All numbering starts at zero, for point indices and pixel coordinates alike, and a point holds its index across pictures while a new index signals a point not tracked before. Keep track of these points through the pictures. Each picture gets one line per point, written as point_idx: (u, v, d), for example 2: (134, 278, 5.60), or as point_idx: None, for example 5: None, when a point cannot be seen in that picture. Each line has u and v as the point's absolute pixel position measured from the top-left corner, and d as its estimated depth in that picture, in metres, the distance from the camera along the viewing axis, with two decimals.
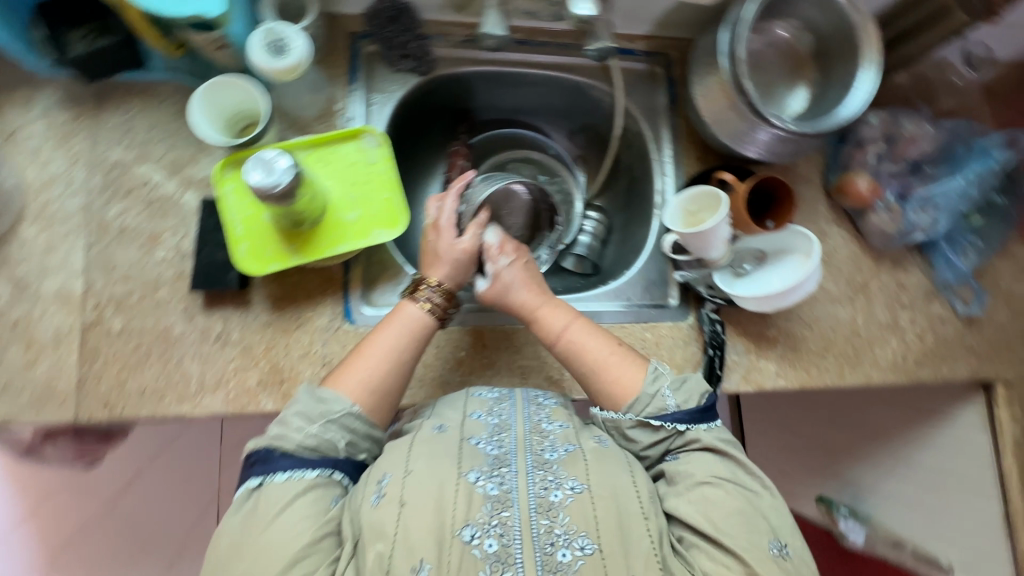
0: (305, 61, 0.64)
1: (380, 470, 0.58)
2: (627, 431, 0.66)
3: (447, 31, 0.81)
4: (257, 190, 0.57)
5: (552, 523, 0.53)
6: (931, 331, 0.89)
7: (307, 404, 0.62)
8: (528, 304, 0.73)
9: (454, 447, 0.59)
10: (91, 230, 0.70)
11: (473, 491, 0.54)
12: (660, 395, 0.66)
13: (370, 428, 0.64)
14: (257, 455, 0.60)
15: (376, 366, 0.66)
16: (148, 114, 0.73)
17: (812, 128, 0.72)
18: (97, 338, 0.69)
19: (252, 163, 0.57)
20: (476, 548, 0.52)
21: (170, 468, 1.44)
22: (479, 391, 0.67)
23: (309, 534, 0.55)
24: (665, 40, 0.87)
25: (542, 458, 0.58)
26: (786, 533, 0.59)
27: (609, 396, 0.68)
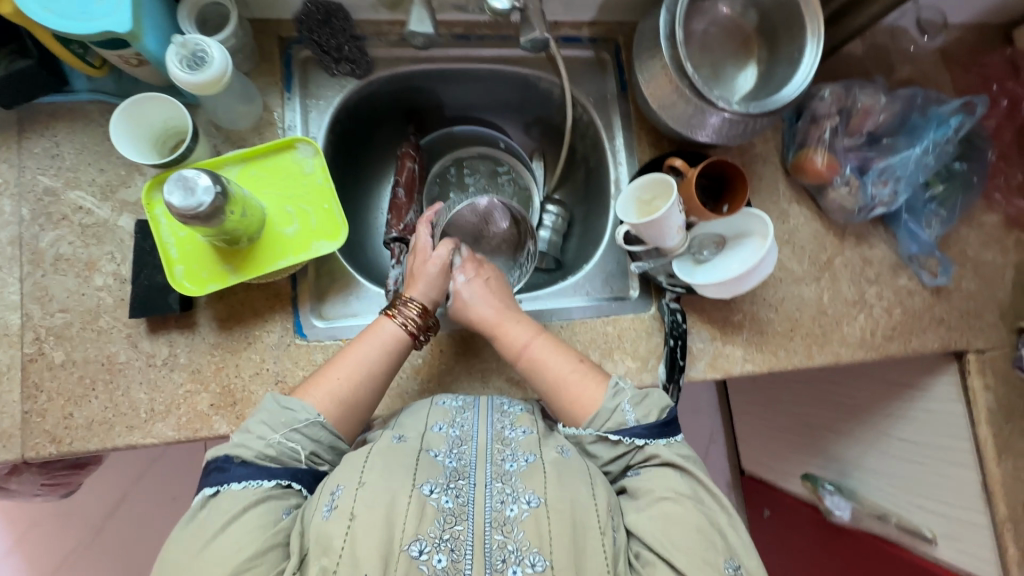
0: (226, 72, 0.62)
1: (332, 483, 0.55)
2: (589, 446, 0.64)
3: (383, 31, 0.79)
4: (178, 212, 0.55)
5: (505, 539, 0.52)
6: (899, 305, 0.88)
7: (272, 414, 0.60)
8: (489, 319, 0.72)
9: (411, 458, 0.57)
10: (26, 261, 0.68)
11: (425, 505, 0.53)
12: (619, 410, 0.64)
13: (337, 440, 0.62)
14: (215, 463, 0.58)
15: (348, 382, 0.64)
16: (75, 138, 0.71)
17: (761, 108, 0.70)
18: (38, 371, 0.67)
19: (173, 184, 0.55)
20: (424, 564, 0.50)
21: (155, 489, 1.43)
22: (444, 399, 0.66)
23: (256, 545, 0.53)
24: (611, 25, 0.85)
25: (501, 469, 0.57)
26: (743, 554, 0.57)
27: (568, 413, 0.66)
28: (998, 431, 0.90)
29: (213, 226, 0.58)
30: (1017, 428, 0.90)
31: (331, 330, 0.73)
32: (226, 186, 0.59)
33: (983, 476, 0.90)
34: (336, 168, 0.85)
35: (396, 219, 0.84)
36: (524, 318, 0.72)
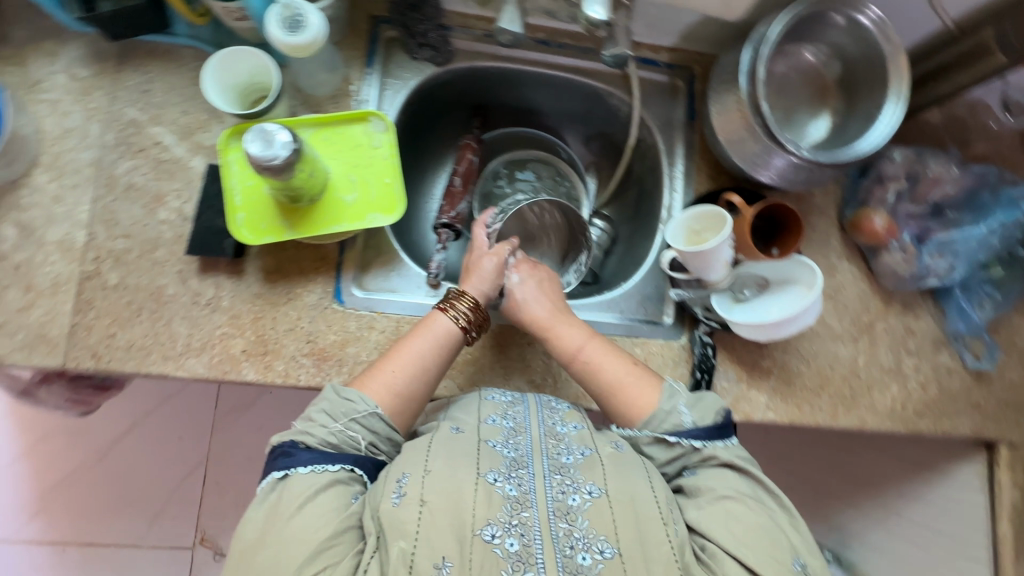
0: (319, 39, 0.64)
1: (399, 470, 0.57)
2: (644, 447, 0.65)
3: (469, 25, 0.81)
4: (254, 160, 0.57)
5: (570, 527, 0.54)
6: (936, 382, 0.86)
7: (333, 404, 0.62)
8: (542, 320, 0.73)
9: (473, 447, 0.59)
10: (100, 183, 0.72)
11: (492, 492, 0.55)
12: (676, 411, 0.66)
13: (392, 432, 0.64)
14: (281, 448, 0.60)
15: (404, 374, 0.66)
16: (167, 78, 0.74)
17: (829, 158, 0.69)
18: (92, 289, 0.70)
19: (251, 135, 0.58)
20: (498, 547, 0.52)
21: (165, 424, 1.48)
22: (492, 394, 0.68)
23: (331, 528, 0.55)
24: (689, 54, 0.85)
25: (559, 462, 0.59)
26: (805, 552, 0.59)
27: (626, 415, 0.68)
28: None
29: (283, 180, 0.61)
30: None
31: (368, 302, 0.75)
32: (301, 145, 0.61)
33: None
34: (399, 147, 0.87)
35: (449, 205, 0.85)
36: (576, 321, 0.74)
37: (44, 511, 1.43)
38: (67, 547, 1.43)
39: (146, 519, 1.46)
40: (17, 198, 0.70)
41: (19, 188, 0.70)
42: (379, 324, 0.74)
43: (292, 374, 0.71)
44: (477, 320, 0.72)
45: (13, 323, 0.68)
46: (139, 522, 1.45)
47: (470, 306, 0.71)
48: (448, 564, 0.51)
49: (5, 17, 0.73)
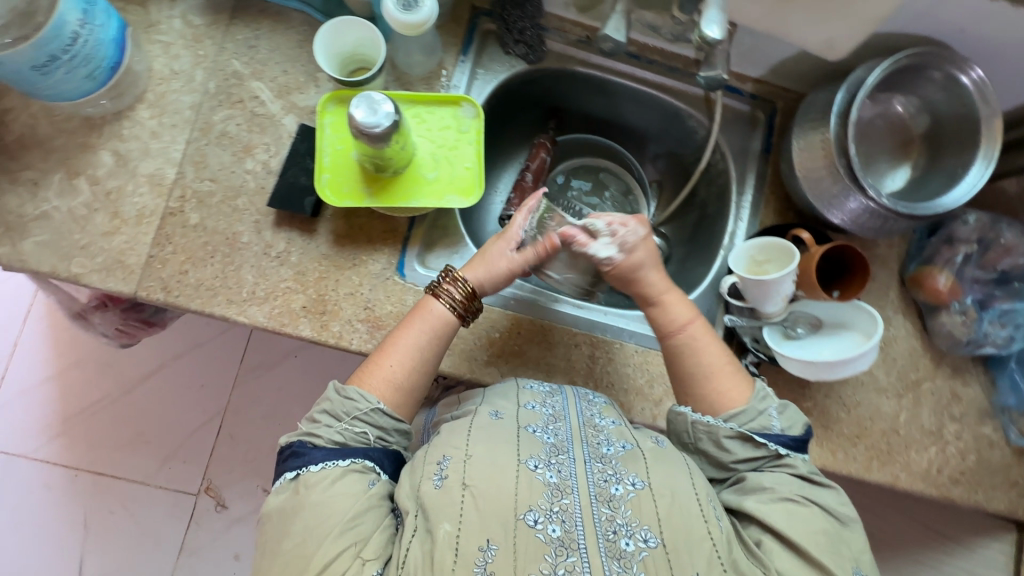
0: (430, 20, 0.67)
1: (439, 452, 0.59)
2: (724, 440, 0.65)
3: (565, 28, 0.83)
4: (358, 125, 0.61)
5: (613, 513, 0.55)
6: (975, 451, 0.84)
7: (336, 404, 0.65)
8: (654, 290, 0.74)
9: (513, 433, 0.60)
10: (196, 127, 0.75)
11: (533, 478, 0.56)
12: (767, 413, 0.66)
13: (398, 424, 0.66)
14: (290, 449, 0.62)
15: (399, 366, 0.67)
16: (273, 38, 0.77)
17: (909, 211, 0.69)
18: (173, 226, 0.73)
19: (358, 101, 0.61)
20: (541, 532, 0.53)
21: (192, 370, 1.52)
22: (529, 383, 0.69)
23: (353, 511, 0.58)
24: (775, 88, 0.86)
25: (599, 451, 0.60)
26: (866, 562, 0.59)
27: (715, 401, 0.68)
28: None
29: (379, 149, 0.64)
30: None
31: (428, 279, 0.76)
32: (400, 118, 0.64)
33: None
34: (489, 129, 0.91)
35: (518, 198, 0.86)
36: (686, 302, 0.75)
37: (65, 434, 1.48)
38: (79, 473, 1.47)
39: (159, 458, 1.49)
40: (118, 130, 0.74)
41: (121, 119, 0.74)
42: None
43: (346, 336, 0.73)
44: (466, 301, 0.71)
45: (96, 246, 0.71)
46: (152, 460, 1.49)
47: (459, 287, 0.70)
48: (493, 546, 0.52)
49: None
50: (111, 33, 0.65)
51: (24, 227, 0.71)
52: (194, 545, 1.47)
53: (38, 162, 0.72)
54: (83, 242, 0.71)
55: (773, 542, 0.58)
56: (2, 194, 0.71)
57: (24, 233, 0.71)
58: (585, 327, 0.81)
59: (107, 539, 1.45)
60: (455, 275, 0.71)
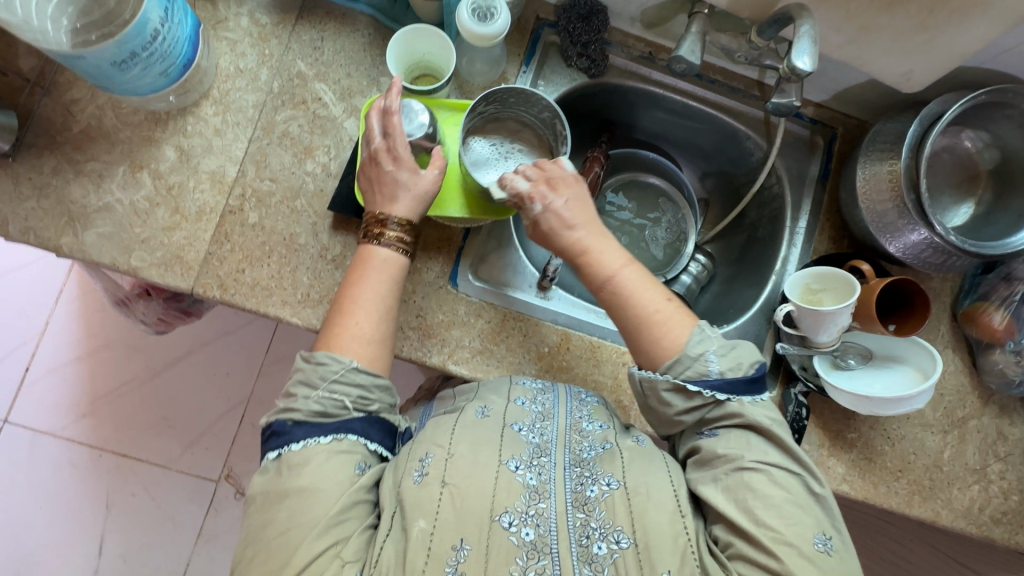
0: (503, 34, 0.66)
1: (422, 449, 0.60)
2: (662, 394, 0.61)
3: (628, 44, 0.82)
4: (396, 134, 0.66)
5: (587, 516, 0.57)
6: (1019, 492, 0.84)
7: (306, 372, 0.60)
8: (579, 242, 0.64)
9: (496, 433, 0.61)
10: (259, 126, 0.75)
11: (513, 479, 0.58)
12: (703, 359, 0.60)
13: (377, 379, 0.62)
14: (273, 428, 0.59)
15: (365, 318, 0.63)
16: (339, 40, 0.77)
17: (975, 248, 0.68)
18: (232, 224, 0.73)
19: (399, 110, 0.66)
20: (514, 535, 0.55)
21: (218, 357, 1.54)
22: (523, 379, 0.70)
23: (340, 502, 0.56)
24: (835, 114, 0.85)
25: (579, 457, 0.62)
26: (832, 528, 0.56)
27: (651, 354, 0.62)
28: None
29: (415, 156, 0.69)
30: None
31: (481, 291, 0.77)
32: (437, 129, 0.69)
33: None
34: None
35: None
36: (611, 240, 0.65)
37: (91, 413, 1.49)
38: (102, 453, 1.48)
39: (182, 443, 1.50)
40: (182, 125, 0.74)
41: (186, 114, 0.74)
42: (487, 313, 0.76)
43: (397, 343, 0.73)
44: (412, 237, 0.66)
45: (156, 240, 0.72)
46: (175, 444, 1.50)
47: (397, 223, 0.65)
48: (466, 546, 0.54)
49: None
50: (187, 31, 0.66)
51: (87, 218, 0.71)
52: (212, 532, 1.48)
53: (102, 153, 0.73)
54: (144, 235, 0.72)
55: (729, 530, 0.57)
56: (66, 184, 0.71)
57: (86, 223, 0.71)
58: None
59: (126, 520, 1.47)
60: (386, 215, 0.64)
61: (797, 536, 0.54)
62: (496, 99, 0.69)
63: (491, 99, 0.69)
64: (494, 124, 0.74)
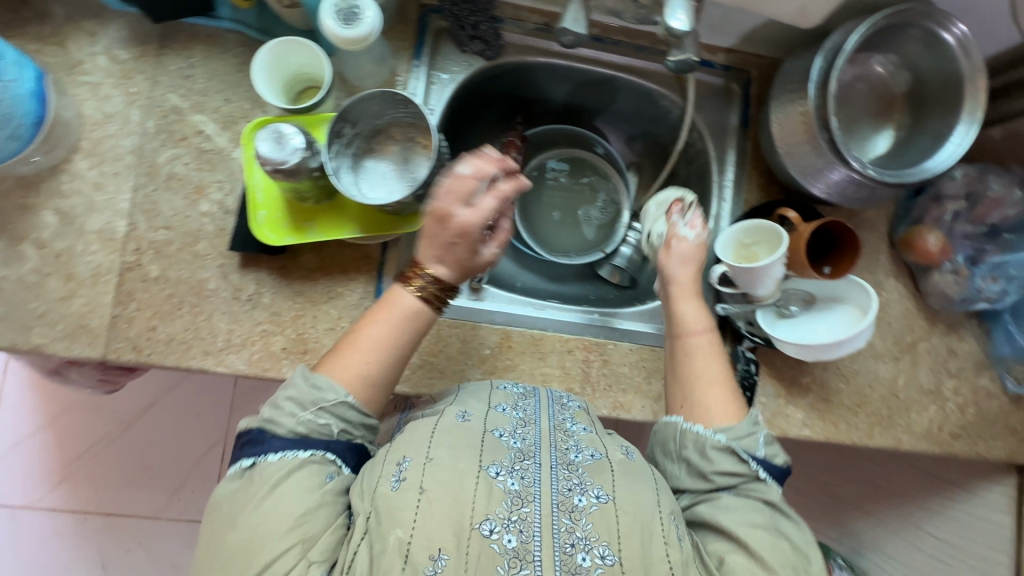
0: (373, 35, 0.62)
1: (400, 453, 0.56)
2: (709, 450, 0.61)
3: (522, 17, 0.77)
4: (264, 161, 0.54)
5: (573, 525, 0.53)
6: (974, 404, 0.85)
7: (301, 390, 0.59)
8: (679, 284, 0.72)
9: (477, 437, 0.58)
10: (141, 172, 0.70)
11: (493, 485, 0.54)
12: (755, 434, 0.62)
13: (365, 418, 0.61)
14: (250, 435, 0.58)
15: (369, 359, 0.61)
16: (209, 64, 0.72)
17: (895, 178, 0.66)
18: (133, 281, 0.69)
19: (263, 133, 0.55)
20: (495, 543, 0.51)
21: (186, 400, 1.49)
22: (502, 383, 0.68)
23: (301, 506, 0.54)
24: (748, 57, 0.82)
25: (566, 458, 0.58)
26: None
27: (702, 412, 0.64)
28: None
29: (294, 182, 0.58)
30: None
31: None
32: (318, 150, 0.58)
33: None
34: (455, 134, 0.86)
35: None
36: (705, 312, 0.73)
37: (66, 479, 1.45)
38: (87, 516, 1.45)
39: (167, 491, 1.48)
40: (57, 186, 0.69)
41: (59, 172, 0.69)
42: None
43: None
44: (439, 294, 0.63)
45: (54, 313, 0.67)
46: (160, 494, 1.48)
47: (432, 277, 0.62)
48: (444, 556, 0.50)
49: None
50: (29, 85, 0.63)
51: None
52: None
53: None
54: (40, 310, 0.67)
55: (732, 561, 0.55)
56: None
57: None
58: (576, 332, 0.79)
59: None
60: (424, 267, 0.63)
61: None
62: (359, 114, 0.63)
63: (349, 116, 0.62)
64: (381, 137, 0.67)
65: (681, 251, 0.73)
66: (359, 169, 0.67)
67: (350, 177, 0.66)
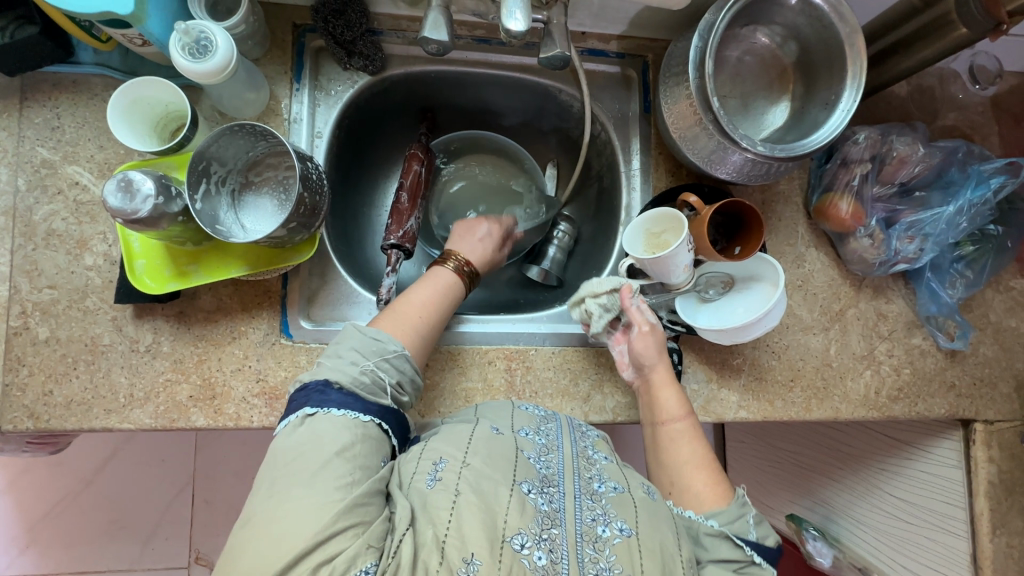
0: (231, 63, 0.60)
1: (435, 453, 0.56)
2: (702, 536, 0.60)
3: (402, 27, 0.75)
4: (115, 213, 0.52)
5: (597, 555, 0.52)
6: (909, 364, 0.84)
7: (363, 342, 0.61)
8: (653, 377, 0.70)
9: (510, 453, 0.57)
10: (18, 232, 0.67)
11: (525, 501, 0.53)
12: (745, 517, 0.62)
13: (415, 375, 0.63)
14: (313, 386, 0.57)
15: (421, 316, 0.67)
16: (77, 112, 0.69)
17: (788, 152, 0.65)
18: (22, 346, 0.66)
19: (109, 183, 0.52)
20: (526, 558, 0.49)
21: (147, 448, 1.45)
22: (525, 405, 0.67)
23: (364, 484, 0.51)
24: (641, 41, 0.80)
25: (589, 487, 0.58)
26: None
27: (690, 497, 0.64)
28: (996, 506, 0.87)
29: (160, 231, 0.56)
30: (1017, 505, 0.88)
31: (319, 333, 0.72)
32: (177, 192, 0.56)
33: (973, 548, 0.88)
34: (354, 152, 0.84)
35: (396, 224, 0.77)
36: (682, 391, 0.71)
37: (33, 543, 1.41)
38: None
39: (140, 542, 1.45)
40: None
41: None
42: None
43: (244, 416, 0.69)
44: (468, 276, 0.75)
45: None
46: (133, 546, 1.44)
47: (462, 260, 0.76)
48: (477, 562, 0.48)
49: None
50: None
51: None
52: None
53: None
54: None
55: None
56: None
57: None
58: (497, 342, 0.77)
59: None
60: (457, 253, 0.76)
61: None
62: (220, 152, 0.60)
63: (210, 157, 0.59)
64: (258, 168, 0.65)
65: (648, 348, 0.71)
66: (239, 205, 0.64)
67: (231, 216, 0.63)
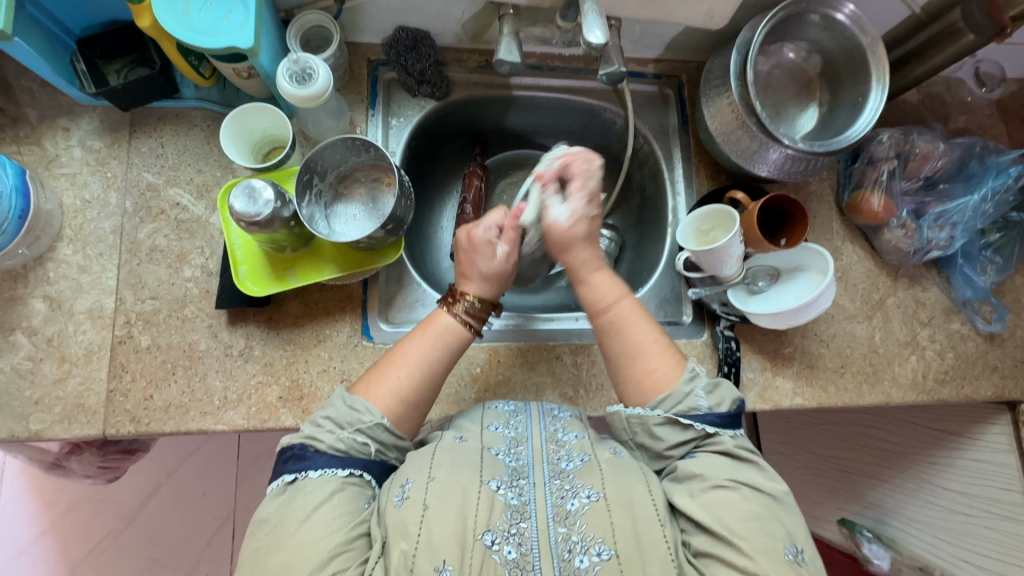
0: (327, 89, 0.67)
1: (404, 474, 0.57)
2: (655, 428, 0.62)
3: (463, 58, 0.84)
4: (239, 216, 0.59)
5: (569, 531, 0.54)
6: (951, 349, 0.88)
7: (340, 411, 0.61)
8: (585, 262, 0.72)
9: (476, 455, 0.59)
10: (124, 249, 0.73)
11: (494, 499, 0.55)
12: (693, 394, 0.63)
13: (398, 439, 0.63)
14: (291, 451, 0.59)
15: (405, 376, 0.65)
16: (179, 141, 0.76)
17: (825, 148, 0.73)
18: (125, 354, 0.71)
19: (236, 189, 0.59)
20: (497, 553, 0.52)
21: (191, 480, 1.40)
22: (495, 404, 0.68)
23: (342, 533, 0.54)
24: (675, 63, 0.89)
25: (558, 468, 0.59)
26: (803, 538, 0.56)
27: (638, 390, 0.65)
28: None
29: (270, 232, 0.62)
30: None
31: (397, 334, 0.76)
32: (285, 196, 0.63)
33: None
34: (415, 173, 0.92)
35: None
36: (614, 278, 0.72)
37: None
38: None
39: None
40: (44, 274, 0.72)
41: (44, 263, 0.72)
42: None
43: None
44: (480, 314, 0.71)
45: (51, 396, 0.69)
46: None
47: (475, 299, 0.70)
48: (448, 568, 0.50)
49: (18, 98, 0.75)
50: (12, 183, 0.66)
51: None
52: None
53: None
54: (36, 396, 0.69)
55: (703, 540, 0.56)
56: None
57: None
58: (563, 337, 0.81)
59: None
60: (466, 292, 0.70)
61: (769, 555, 0.53)
62: (323, 167, 0.69)
63: (314, 169, 0.67)
64: (346, 182, 0.73)
65: (555, 236, 0.72)
66: (331, 214, 0.72)
67: (324, 224, 0.71)
